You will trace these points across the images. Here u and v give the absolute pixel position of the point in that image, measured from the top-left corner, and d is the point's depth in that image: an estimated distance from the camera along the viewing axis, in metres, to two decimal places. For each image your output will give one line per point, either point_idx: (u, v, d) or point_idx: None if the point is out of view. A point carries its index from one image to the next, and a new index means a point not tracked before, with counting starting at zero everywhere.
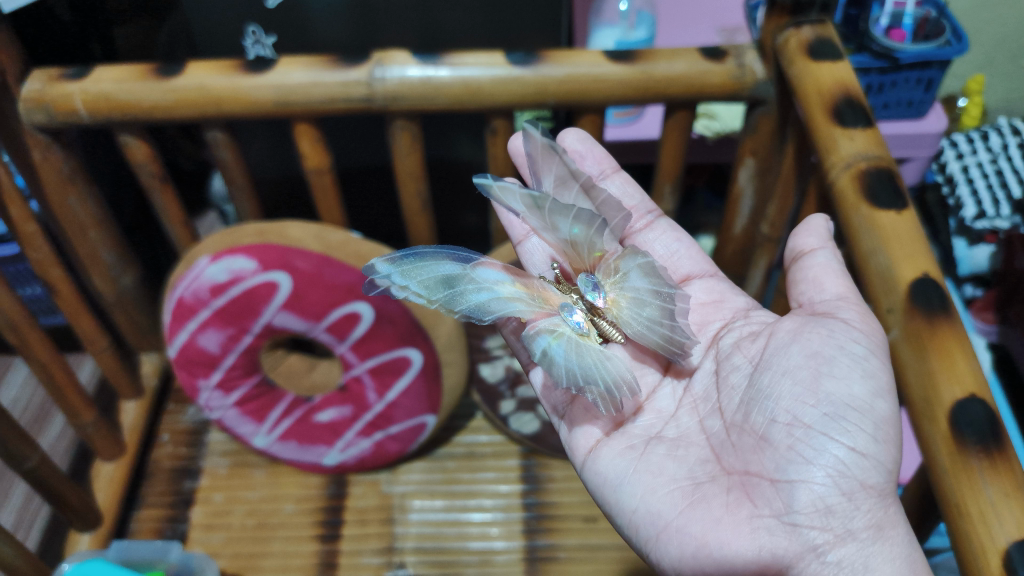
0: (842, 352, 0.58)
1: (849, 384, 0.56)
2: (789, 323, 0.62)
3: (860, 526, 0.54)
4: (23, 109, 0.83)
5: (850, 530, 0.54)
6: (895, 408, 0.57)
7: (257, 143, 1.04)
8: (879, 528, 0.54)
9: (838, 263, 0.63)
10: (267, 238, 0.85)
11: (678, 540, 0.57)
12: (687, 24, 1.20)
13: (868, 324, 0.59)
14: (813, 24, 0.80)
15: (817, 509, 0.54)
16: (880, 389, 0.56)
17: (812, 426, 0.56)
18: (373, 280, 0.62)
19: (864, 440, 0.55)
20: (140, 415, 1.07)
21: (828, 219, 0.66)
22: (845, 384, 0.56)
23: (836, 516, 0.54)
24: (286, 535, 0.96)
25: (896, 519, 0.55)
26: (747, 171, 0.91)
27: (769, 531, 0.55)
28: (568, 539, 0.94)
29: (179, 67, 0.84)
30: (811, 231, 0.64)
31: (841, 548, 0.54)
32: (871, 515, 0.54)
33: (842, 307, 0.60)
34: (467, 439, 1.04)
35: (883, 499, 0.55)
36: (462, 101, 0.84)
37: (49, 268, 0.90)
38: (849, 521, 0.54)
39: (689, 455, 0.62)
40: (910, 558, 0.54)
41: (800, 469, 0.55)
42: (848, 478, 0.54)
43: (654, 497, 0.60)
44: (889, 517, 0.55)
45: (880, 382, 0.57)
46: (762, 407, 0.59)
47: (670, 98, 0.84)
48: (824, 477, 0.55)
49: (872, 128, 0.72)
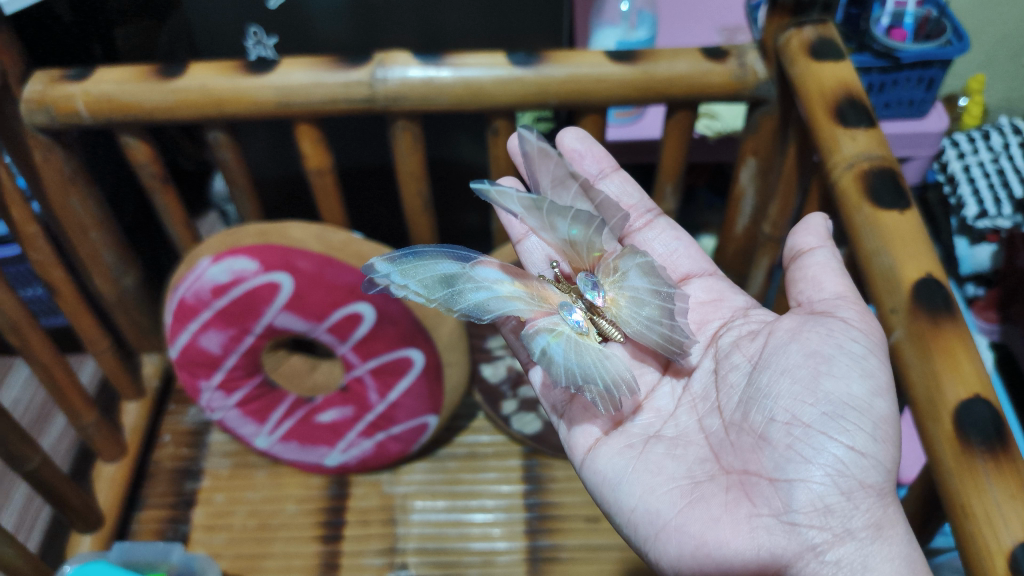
0: (841, 351, 0.58)
1: (847, 383, 0.56)
2: (789, 322, 0.62)
3: (858, 525, 0.54)
4: (24, 110, 0.83)
5: (848, 529, 0.54)
6: (894, 407, 0.57)
7: (258, 143, 1.04)
8: (878, 527, 0.54)
9: (838, 262, 0.63)
10: (267, 239, 0.85)
11: (677, 539, 0.57)
12: (688, 24, 1.20)
13: (867, 324, 0.59)
14: (815, 24, 0.80)
15: (815, 509, 0.54)
16: (879, 388, 0.56)
17: (811, 425, 0.56)
18: (372, 279, 0.62)
19: (863, 439, 0.55)
20: (141, 416, 1.06)
21: (827, 218, 0.65)
22: (843, 383, 0.56)
23: (835, 515, 0.54)
24: (288, 535, 0.96)
25: (895, 519, 0.55)
26: (749, 170, 0.91)
27: (768, 530, 0.55)
28: (570, 539, 0.94)
29: (180, 68, 0.84)
30: (810, 230, 0.64)
31: (840, 548, 0.54)
32: (870, 515, 0.54)
33: (842, 306, 0.60)
34: (468, 439, 1.04)
35: (882, 498, 0.55)
36: (463, 101, 0.84)
37: (50, 269, 0.90)
38: (848, 520, 0.54)
39: (687, 454, 0.62)
40: (909, 557, 0.54)
41: (798, 468, 0.55)
42: (847, 477, 0.54)
43: (652, 496, 0.60)
44: (888, 516, 0.54)
45: (878, 382, 0.57)
46: (760, 406, 0.59)
47: (672, 98, 0.84)
48: (823, 476, 0.55)
49: (874, 128, 0.72)
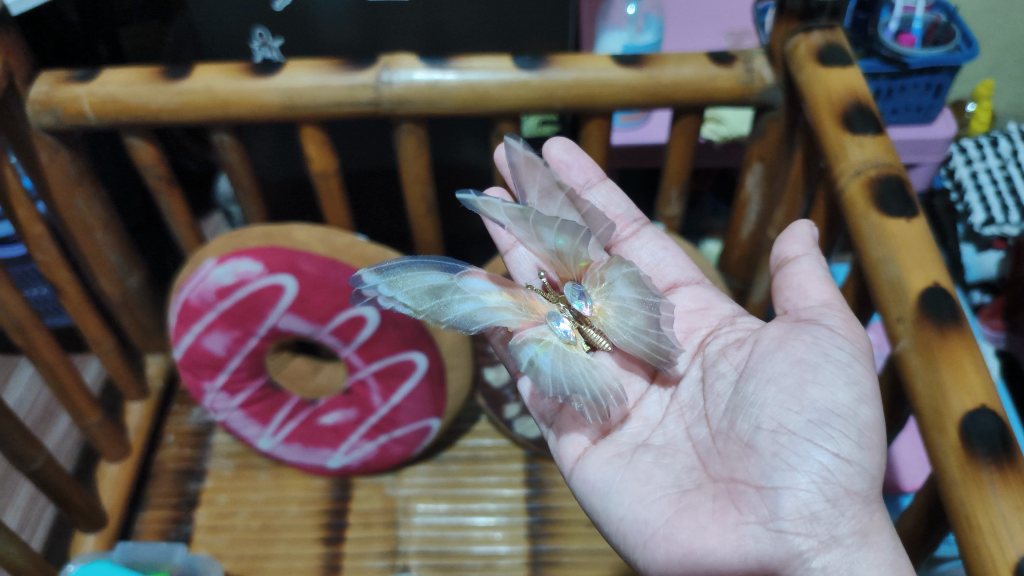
0: (826, 359, 0.58)
1: (832, 391, 0.56)
2: (775, 330, 0.62)
3: (844, 532, 0.54)
4: (31, 111, 0.83)
5: (834, 536, 0.54)
6: (878, 415, 0.57)
7: (263, 144, 1.04)
8: (865, 534, 0.54)
9: (823, 270, 0.63)
10: (272, 241, 0.85)
11: (664, 548, 0.57)
12: (696, 26, 1.20)
13: (851, 331, 0.60)
14: (823, 29, 0.79)
15: (802, 516, 0.54)
16: (863, 396, 0.56)
17: (796, 433, 0.56)
18: (360, 290, 0.62)
19: (848, 447, 0.55)
20: (145, 416, 1.07)
21: (813, 227, 0.66)
22: (828, 391, 0.56)
23: (821, 522, 0.54)
24: (291, 537, 0.97)
25: (881, 525, 0.54)
26: (755, 176, 0.91)
27: (754, 538, 0.54)
28: (572, 543, 0.94)
29: (186, 69, 0.84)
30: (796, 237, 0.64)
31: (826, 555, 0.53)
32: (856, 521, 0.54)
33: (826, 314, 0.61)
34: (471, 443, 1.04)
35: (868, 505, 0.55)
36: (469, 105, 0.84)
37: (56, 269, 0.90)
38: (834, 528, 0.54)
39: (675, 462, 0.61)
40: (896, 563, 0.53)
41: (784, 476, 0.55)
42: (832, 484, 0.54)
43: (641, 505, 0.59)
44: (874, 523, 0.54)
45: (863, 389, 0.57)
46: (747, 414, 0.59)
47: (677, 102, 0.84)
48: (808, 483, 0.54)
49: (881, 135, 0.72)
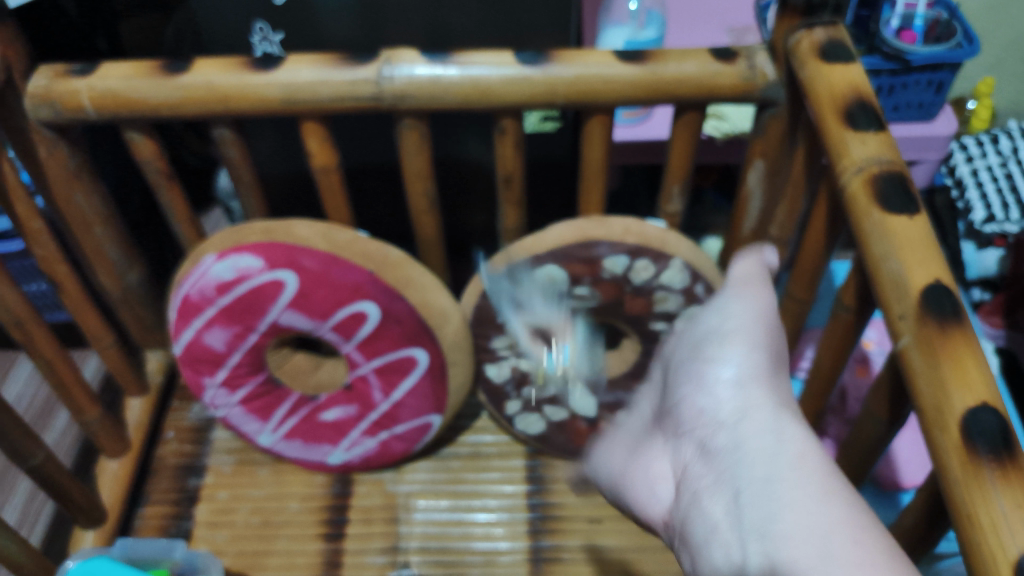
0: (721, 307, 0.60)
1: (718, 320, 0.58)
2: (763, 300, 0.63)
3: (720, 411, 0.51)
4: (29, 105, 0.83)
5: (715, 417, 0.51)
6: (767, 326, 0.56)
7: (265, 139, 1.03)
8: (773, 409, 0.50)
9: None
10: (273, 237, 0.85)
11: (612, 490, 0.60)
12: (698, 23, 1.19)
13: (747, 288, 0.60)
14: (826, 26, 0.79)
15: (690, 414, 0.53)
16: (742, 317, 0.57)
17: (683, 362, 0.58)
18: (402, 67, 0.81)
19: (722, 350, 0.55)
20: (145, 413, 1.05)
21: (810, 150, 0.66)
22: (716, 322, 0.58)
23: (704, 411, 0.52)
24: (291, 533, 0.96)
25: (772, 404, 0.50)
26: (757, 172, 0.90)
27: (660, 457, 0.55)
28: (573, 540, 0.94)
29: (187, 63, 0.83)
30: None
31: (708, 436, 0.51)
32: (734, 401, 0.51)
33: (736, 286, 0.62)
34: (471, 439, 1.03)
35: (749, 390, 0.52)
36: (471, 100, 0.83)
37: (54, 265, 0.90)
38: (713, 411, 0.52)
39: (632, 419, 0.65)
40: (776, 428, 0.48)
41: (674, 397, 0.56)
42: (715, 380, 0.54)
43: (598, 457, 0.64)
44: (759, 401, 0.51)
45: (738, 313, 0.57)
46: (666, 365, 0.61)
47: (680, 98, 0.84)
48: (695, 390, 0.54)
49: (883, 131, 0.72)
